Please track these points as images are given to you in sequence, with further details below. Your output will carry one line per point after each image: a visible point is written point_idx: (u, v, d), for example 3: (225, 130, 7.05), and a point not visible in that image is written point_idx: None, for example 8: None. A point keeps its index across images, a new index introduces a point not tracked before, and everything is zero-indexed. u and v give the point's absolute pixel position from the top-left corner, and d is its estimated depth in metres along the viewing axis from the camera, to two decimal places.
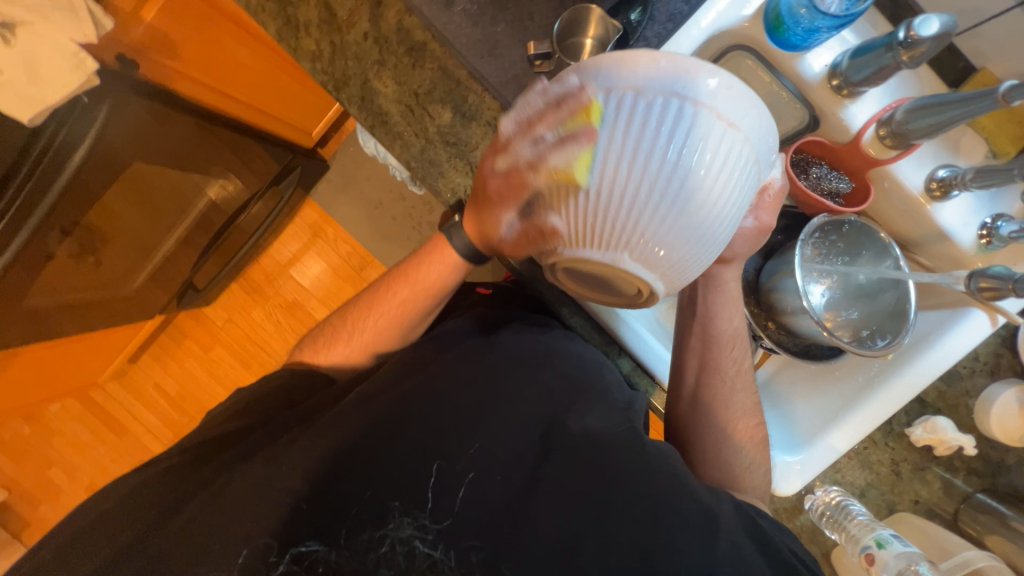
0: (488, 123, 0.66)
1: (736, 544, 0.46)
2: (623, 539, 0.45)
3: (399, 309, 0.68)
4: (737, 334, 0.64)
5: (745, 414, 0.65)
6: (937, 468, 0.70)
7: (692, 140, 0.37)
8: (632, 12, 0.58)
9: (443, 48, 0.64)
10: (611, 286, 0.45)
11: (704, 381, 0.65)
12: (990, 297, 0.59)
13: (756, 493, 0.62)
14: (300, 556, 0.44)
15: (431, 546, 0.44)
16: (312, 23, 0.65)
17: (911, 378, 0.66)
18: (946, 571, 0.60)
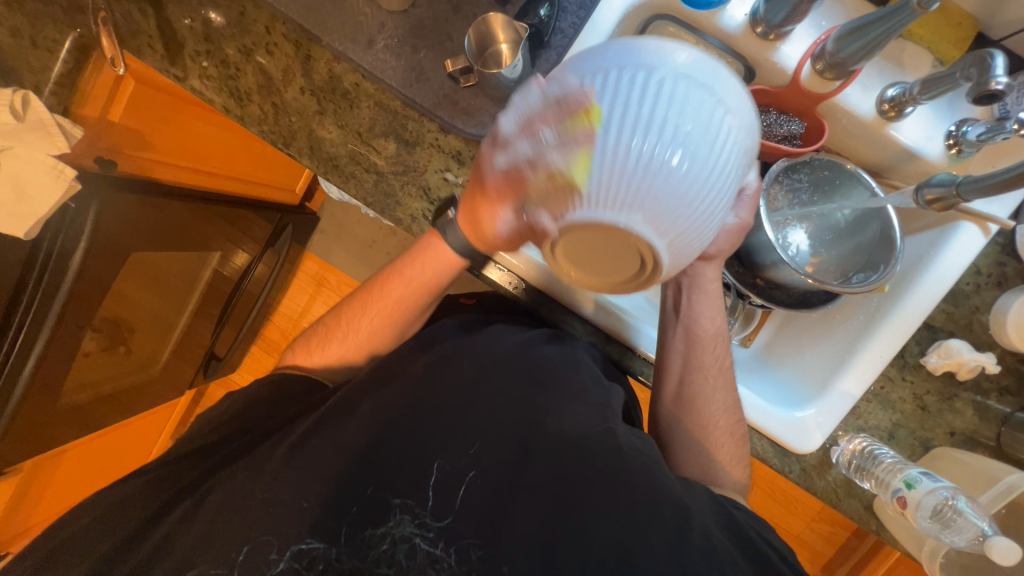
0: (431, 144, 0.68)
1: (708, 537, 0.49)
2: (598, 532, 0.49)
3: (396, 307, 0.66)
4: (720, 334, 0.64)
5: (727, 412, 0.62)
6: (966, 394, 0.65)
7: (690, 134, 0.37)
8: (541, 9, 0.60)
9: (374, 84, 0.67)
10: (614, 267, 0.42)
11: (687, 380, 0.63)
12: (939, 209, 0.55)
13: (734, 487, 0.62)
14: (302, 553, 0.49)
15: (433, 543, 0.49)
16: (252, 90, 0.69)
17: (915, 305, 0.63)
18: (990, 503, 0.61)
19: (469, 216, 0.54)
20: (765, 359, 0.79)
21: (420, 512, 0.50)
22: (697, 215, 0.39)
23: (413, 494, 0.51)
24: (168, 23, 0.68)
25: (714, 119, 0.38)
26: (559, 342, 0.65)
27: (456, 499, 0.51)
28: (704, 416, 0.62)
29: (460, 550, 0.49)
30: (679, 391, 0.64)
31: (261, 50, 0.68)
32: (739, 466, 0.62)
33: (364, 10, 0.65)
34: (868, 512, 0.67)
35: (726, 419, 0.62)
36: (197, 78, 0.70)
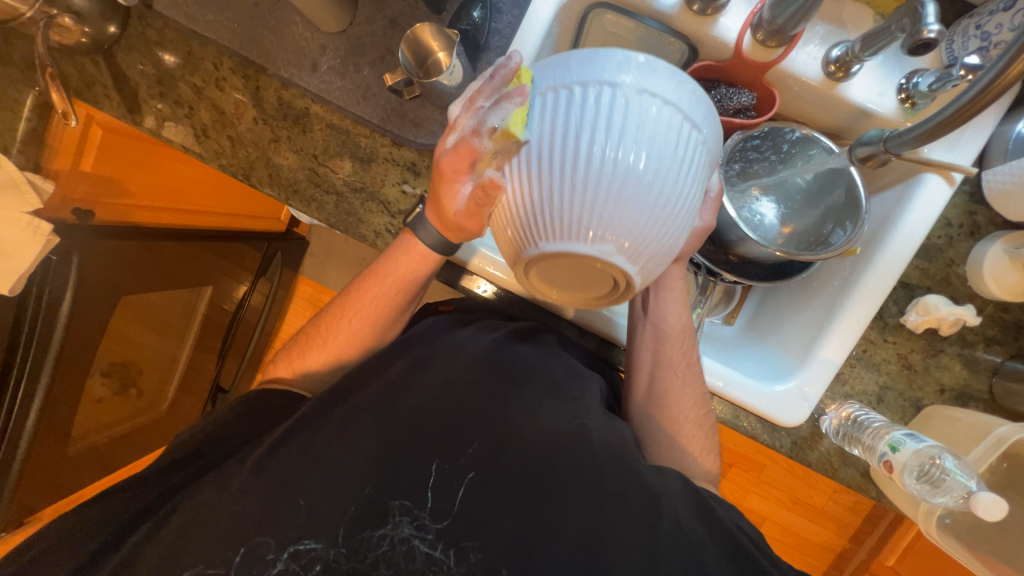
0: (386, 159, 0.68)
1: (677, 519, 0.51)
2: (572, 525, 0.52)
3: (375, 309, 0.63)
4: (687, 329, 0.63)
5: (697, 404, 0.62)
6: (952, 348, 0.64)
7: (637, 114, 0.37)
8: (474, 10, 0.60)
9: (323, 107, 0.68)
10: (588, 285, 0.43)
11: (657, 376, 0.62)
12: (875, 165, 0.58)
13: (705, 475, 0.63)
14: (300, 554, 0.50)
15: (431, 545, 0.51)
16: (208, 126, 0.70)
17: (886, 267, 0.62)
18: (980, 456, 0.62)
19: (434, 203, 0.53)
20: (747, 339, 0.78)
21: (419, 514, 0.52)
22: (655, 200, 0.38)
23: (407, 496, 0.52)
24: (120, 70, 0.70)
25: (665, 103, 0.38)
26: (534, 335, 0.64)
27: (454, 500, 0.52)
28: (676, 409, 0.62)
29: (459, 553, 0.50)
30: (650, 385, 0.63)
31: (211, 86, 0.69)
32: (709, 454, 0.63)
33: (304, 35, 0.66)
34: (866, 478, 0.66)
35: (696, 410, 0.62)
36: (154, 120, 0.71)
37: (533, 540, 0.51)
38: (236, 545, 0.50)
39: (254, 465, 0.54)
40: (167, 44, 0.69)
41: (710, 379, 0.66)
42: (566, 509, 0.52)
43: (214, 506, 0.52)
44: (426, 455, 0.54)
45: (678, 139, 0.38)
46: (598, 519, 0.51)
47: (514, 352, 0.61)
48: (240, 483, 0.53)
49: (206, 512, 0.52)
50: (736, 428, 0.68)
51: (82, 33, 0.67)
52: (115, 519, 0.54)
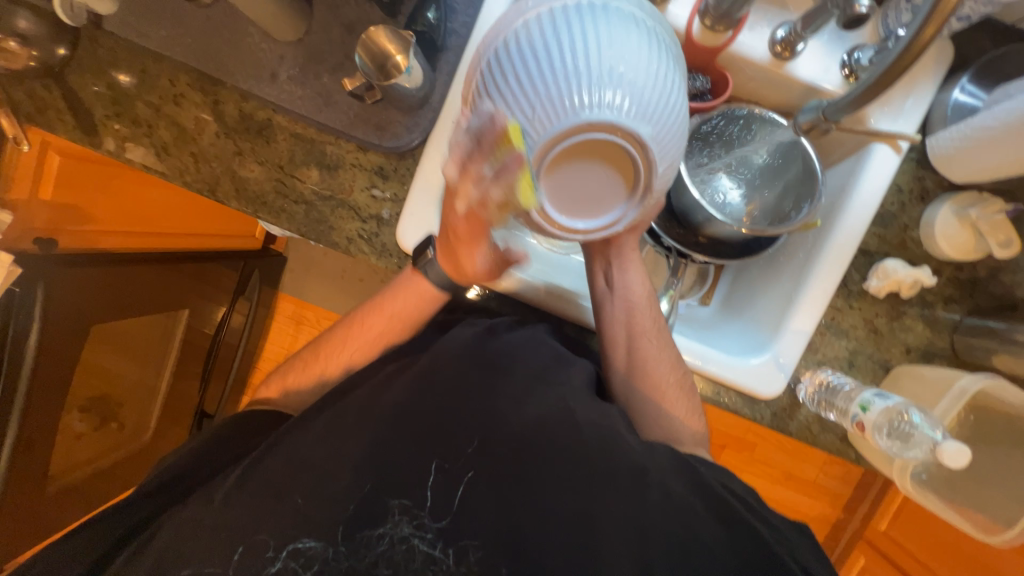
0: (352, 164, 0.68)
1: (667, 492, 0.52)
2: (562, 511, 0.52)
3: (369, 344, 0.66)
4: (652, 297, 0.66)
5: (673, 368, 0.64)
6: (914, 309, 0.67)
7: (618, 36, 0.41)
8: (428, 12, 0.61)
9: (286, 117, 0.68)
10: (592, 197, 0.45)
11: (632, 346, 0.65)
12: (815, 132, 0.60)
13: (694, 441, 0.64)
14: (300, 551, 0.49)
15: (431, 544, 0.50)
16: (169, 143, 0.69)
17: (845, 235, 0.64)
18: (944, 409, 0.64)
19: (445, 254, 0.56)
20: (722, 317, 0.80)
21: (419, 514, 0.51)
22: (660, 110, 0.42)
23: (407, 495, 0.52)
24: (74, 93, 0.69)
25: (629, 23, 0.42)
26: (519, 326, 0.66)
27: (454, 497, 0.52)
28: (655, 376, 0.63)
29: (459, 552, 0.50)
30: (627, 355, 0.65)
31: (169, 103, 0.68)
32: (695, 418, 0.64)
33: (261, 46, 0.66)
34: (845, 443, 0.68)
35: (675, 376, 0.64)
36: (112, 141, 0.69)
37: (533, 530, 0.51)
38: (235, 543, 0.50)
39: (237, 479, 0.53)
40: (121, 63, 0.68)
41: (688, 357, 0.68)
42: (555, 497, 0.52)
43: (200, 524, 0.51)
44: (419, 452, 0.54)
45: (652, 51, 0.42)
46: (586, 504, 0.52)
47: (503, 340, 0.62)
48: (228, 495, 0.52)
49: (193, 530, 0.51)
50: (718, 404, 0.70)
51: (30, 57, 0.66)
52: (95, 545, 0.53)
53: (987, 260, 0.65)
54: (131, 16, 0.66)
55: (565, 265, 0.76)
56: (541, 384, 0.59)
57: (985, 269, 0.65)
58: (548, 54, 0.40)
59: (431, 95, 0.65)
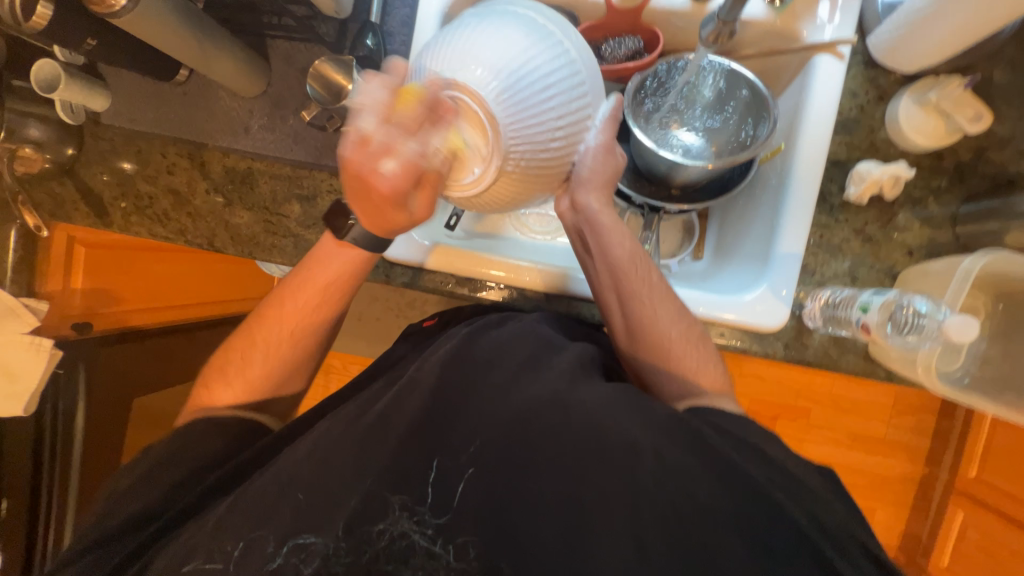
0: (328, 191, 0.74)
1: (658, 454, 0.50)
2: (567, 472, 0.50)
3: (300, 319, 0.65)
4: (636, 253, 0.63)
5: (673, 319, 0.62)
6: (905, 209, 0.64)
7: (514, 41, 0.47)
8: (368, 39, 0.68)
9: (263, 163, 0.74)
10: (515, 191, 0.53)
11: (626, 308, 0.63)
12: (721, 39, 0.56)
13: (715, 389, 0.61)
14: (301, 547, 0.49)
15: (431, 540, 0.50)
16: (168, 209, 0.77)
17: (810, 150, 0.63)
18: (951, 294, 0.57)
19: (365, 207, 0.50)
20: (716, 266, 0.78)
21: (419, 510, 0.51)
22: (532, 83, 0.47)
23: (407, 491, 0.51)
24: (85, 185, 0.77)
25: (548, 56, 0.48)
26: (506, 321, 0.65)
27: (453, 495, 0.51)
28: (657, 332, 0.62)
29: (458, 548, 0.50)
30: (624, 313, 0.64)
31: (164, 173, 0.76)
32: (708, 367, 0.62)
33: (232, 106, 0.73)
34: (869, 360, 0.64)
35: (677, 327, 0.62)
36: (121, 219, 0.77)
37: (543, 496, 0.50)
38: (236, 539, 0.50)
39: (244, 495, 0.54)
40: (121, 150, 0.77)
41: (690, 305, 0.66)
42: (560, 462, 0.51)
43: (208, 536, 0.50)
44: (421, 441, 0.53)
45: (563, 85, 0.49)
46: (590, 458, 0.50)
47: (491, 338, 0.61)
48: (227, 503, 0.51)
49: (200, 547, 0.49)
50: (725, 347, 0.68)
51: (43, 159, 0.74)
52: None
53: (967, 144, 0.63)
54: (122, 106, 0.75)
55: (549, 249, 0.79)
56: (533, 364, 0.58)
57: (969, 153, 0.63)
58: (495, 77, 0.46)
59: None
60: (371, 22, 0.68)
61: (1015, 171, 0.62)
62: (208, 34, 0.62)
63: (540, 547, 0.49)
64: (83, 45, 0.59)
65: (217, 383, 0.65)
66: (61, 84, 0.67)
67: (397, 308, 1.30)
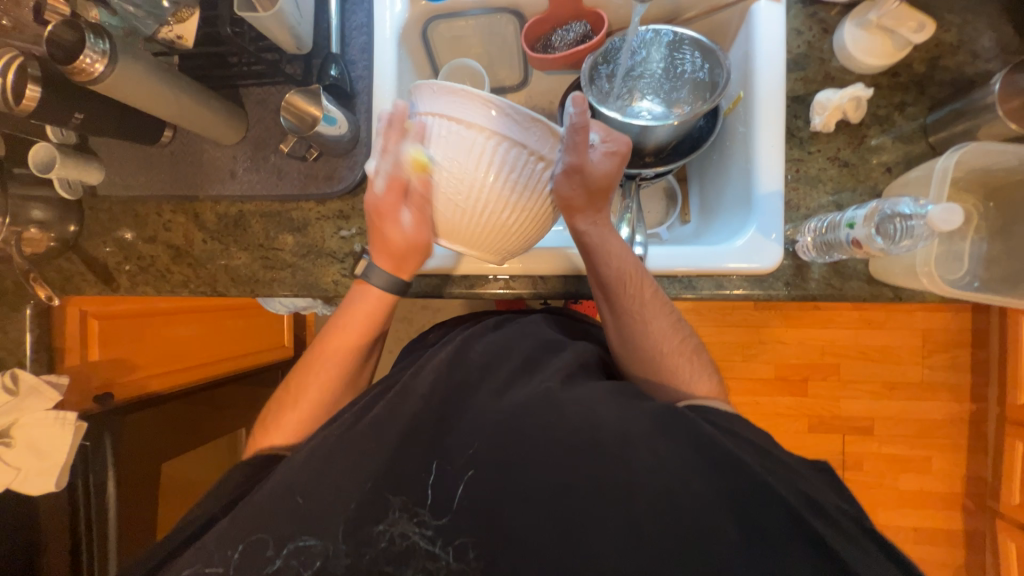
0: (316, 219, 0.76)
1: (656, 446, 0.49)
2: (577, 441, 0.50)
3: (344, 346, 0.64)
4: (633, 270, 0.61)
5: (669, 336, 0.61)
6: (872, 128, 0.65)
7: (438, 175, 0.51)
8: (333, 70, 0.72)
9: (252, 205, 0.78)
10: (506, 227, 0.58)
11: (620, 323, 0.62)
12: None
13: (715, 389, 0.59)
14: (300, 550, 0.49)
15: (431, 541, 0.49)
16: (168, 265, 0.80)
17: (766, 92, 0.65)
18: (936, 192, 0.57)
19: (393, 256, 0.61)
20: (705, 223, 0.79)
21: (419, 511, 0.50)
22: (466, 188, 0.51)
23: (406, 492, 0.51)
24: (90, 256, 0.81)
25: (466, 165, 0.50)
26: (503, 327, 0.65)
27: (453, 499, 0.50)
28: (651, 346, 0.61)
29: (457, 549, 0.49)
30: (618, 328, 0.63)
31: (162, 231, 0.80)
32: (704, 370, 0.61)
33: (216, 155, 0.77)
34: (874, 283, 0.63)
35: (675, 343, 0.61)
36: (127, 282, 0.81)
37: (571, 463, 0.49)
38: (236, 557, 0.48)
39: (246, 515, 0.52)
40: (119, 219, 0.81)
41: (680, 266, 0.66)
42: (575, 431, 0.50)
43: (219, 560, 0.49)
44: (429, 429, 0.53)
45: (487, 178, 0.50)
46: (596, 425, 0.50)
47: (489, 339, 0.62)
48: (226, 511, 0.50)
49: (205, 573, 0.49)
50: (727, 298, 0.67)
51: (48, 238, 0.77)
52: None
53: (920, 56, 0.65)
54: (114, 174, 0.79)
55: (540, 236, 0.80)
56: (530, 364, 0.58)
57: (924, 64, 0.65)
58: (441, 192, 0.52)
59: (359, 134, 0.75)
60: (331, 53, 0.73)
61: (971, 73, 0.64)
62: (184, 87, 0.66)
63: (569, 515, 0.48)
64: (71, 121, 0.63)
65: (260, 436, 0.63)
66: (57, 163, 0.72)
67: (407, 337, 1.31)
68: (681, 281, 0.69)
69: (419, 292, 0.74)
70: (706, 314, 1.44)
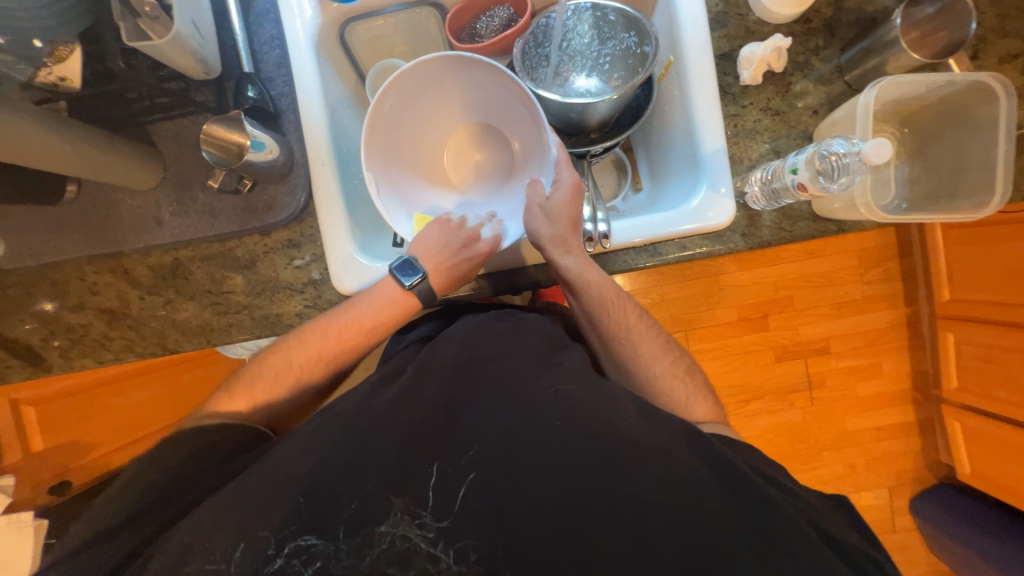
0: (264, 254, 0.71)
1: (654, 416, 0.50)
2: None
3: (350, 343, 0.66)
4: (613, 288, 0.65)
5: (658, 355, 0.65)
6: (795, 74, 0.69)
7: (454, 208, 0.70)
8: (250, 91, 0.67)
9: (189, 249, 0.71)
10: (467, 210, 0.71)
11: (608, 341, 0.66)
12: None
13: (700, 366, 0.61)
14: (301, 547, 0.43)
15: (433, 544, 0.43)
16: (105, 330, 0.72)
17: (695, 53, 0.67)
18: (862, 127, 0.61)
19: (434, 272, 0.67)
20: (657, 189, 0.80)
21: (420, 511, 0.44)
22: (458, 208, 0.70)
23: (407, 491, 0.45)
24: (9, 338, 0.72)
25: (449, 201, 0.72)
26: (512, 317, 0.65)
27: (454, 500, 0.45)
28: (641, 365, 0.64)
29: (459, 553, 0.43)
30: (607, 350, 0.67)
31: (90, 296, 0.72)
32: None
33: (135, 202, 0.70)
34: (819, 221, 0.68)
35: (665, 360, 0.65)
36: (58, 359, 0.72)
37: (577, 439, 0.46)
38: None
39: None
40: (35, 292, 0.72)
41: (644, 234, 0.67)
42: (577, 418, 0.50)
43: None
44: (428, 431, 0.49)
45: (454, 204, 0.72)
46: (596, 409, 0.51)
47: (482, 335, 0.60)
48: (201, 562, 0.44)
49: None
50: (692, 258, 0.69)
51: None
52: None
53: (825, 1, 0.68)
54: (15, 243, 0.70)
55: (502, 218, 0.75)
56: None
57: (830, 9, 0.69)
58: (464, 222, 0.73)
59: (293, 155, 0.70)
60: (245, 73, 0.67)
61: (872, 11, 0.68)
62: (80, 135, 0.58)
63: None
64: None
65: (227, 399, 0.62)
66: None
67: None
68: (646, 249, 0.70)
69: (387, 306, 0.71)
70: (669, 271, 1.50)
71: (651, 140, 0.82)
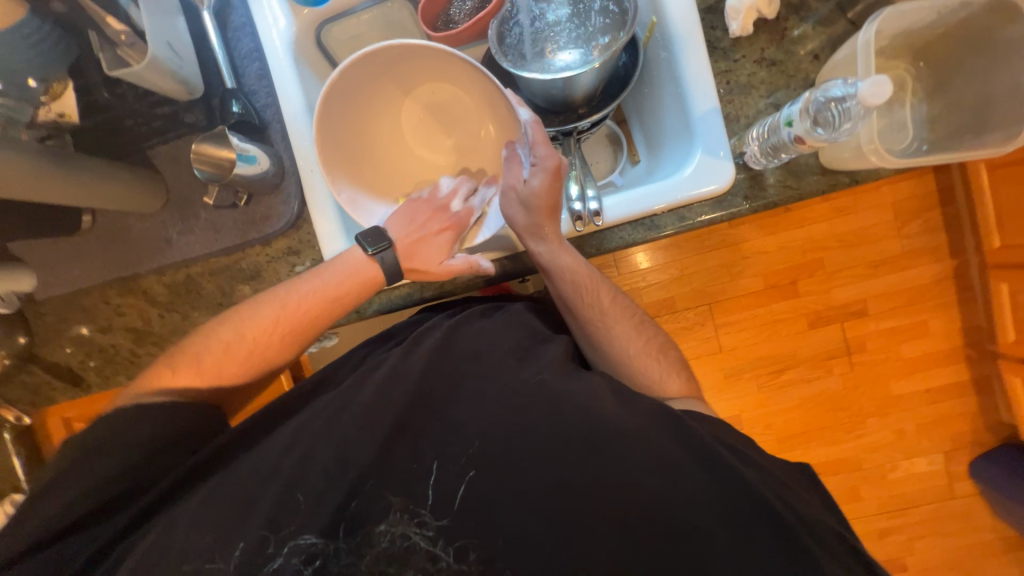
0: (267, 263, 0.74)
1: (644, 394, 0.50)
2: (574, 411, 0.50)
3: (306, 324, 0.60)
4: (584, 268, 0.64)
5: (633, 337, 0.63)
6: (791, 18, 0.64)
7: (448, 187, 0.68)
8: (234, 106, 0.69)
9: (198, 265, 0.75)
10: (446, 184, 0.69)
11: (583, 323, 0.64)
12: None
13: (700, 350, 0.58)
14: (300, 546, 0.46)
15: (433, 542, 0.46)
16: (134, 347, 0.77)
17: (678, 9, 0.63)
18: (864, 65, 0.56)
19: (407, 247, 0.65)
20: (653, 159, 0.77)
21: (419, 511, 0.47)
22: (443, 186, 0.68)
23: (405, 492, 0.48)
24: (51, 362, 0.78)
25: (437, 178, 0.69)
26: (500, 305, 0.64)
27: (454, 497, 0.47)
28: (616, 347, 0.62)
29: (458, 552, 0.46)
30: (583, 334, 0.65)
31: (115, 316, 0.77)
32: None
33: (142, 225, 0.73)
34: (829, 174, 0.63)
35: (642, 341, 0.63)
36: (96, 378, 0.78)
37: None
38: None
39: None
40: (68, 317, 0.77)
41: (639, 207, 0.64)
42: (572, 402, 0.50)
43: None
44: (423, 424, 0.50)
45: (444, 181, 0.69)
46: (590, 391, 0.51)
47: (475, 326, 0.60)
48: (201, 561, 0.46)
49: None
50: (692, 228, 0.66)
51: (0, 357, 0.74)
52: None
53: None
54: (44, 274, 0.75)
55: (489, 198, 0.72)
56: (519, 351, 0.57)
57: None
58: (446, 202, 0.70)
59: (284, 164, 0.72)
60: (228, 89, 0.69)
61: None
62: (83, 168, 0.61)
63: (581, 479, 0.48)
64: None
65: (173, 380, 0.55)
66: None
67: None
68: (644, 223, 0.67)
69: (387, 304, 0.72)
70: (686, 242, 1.44)
71: (644, 108, 0.78)
